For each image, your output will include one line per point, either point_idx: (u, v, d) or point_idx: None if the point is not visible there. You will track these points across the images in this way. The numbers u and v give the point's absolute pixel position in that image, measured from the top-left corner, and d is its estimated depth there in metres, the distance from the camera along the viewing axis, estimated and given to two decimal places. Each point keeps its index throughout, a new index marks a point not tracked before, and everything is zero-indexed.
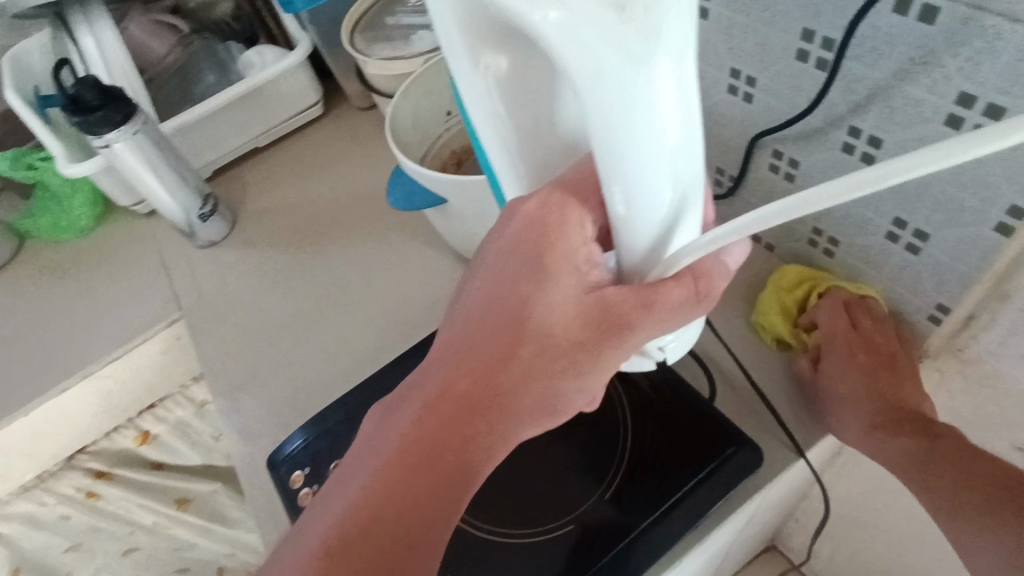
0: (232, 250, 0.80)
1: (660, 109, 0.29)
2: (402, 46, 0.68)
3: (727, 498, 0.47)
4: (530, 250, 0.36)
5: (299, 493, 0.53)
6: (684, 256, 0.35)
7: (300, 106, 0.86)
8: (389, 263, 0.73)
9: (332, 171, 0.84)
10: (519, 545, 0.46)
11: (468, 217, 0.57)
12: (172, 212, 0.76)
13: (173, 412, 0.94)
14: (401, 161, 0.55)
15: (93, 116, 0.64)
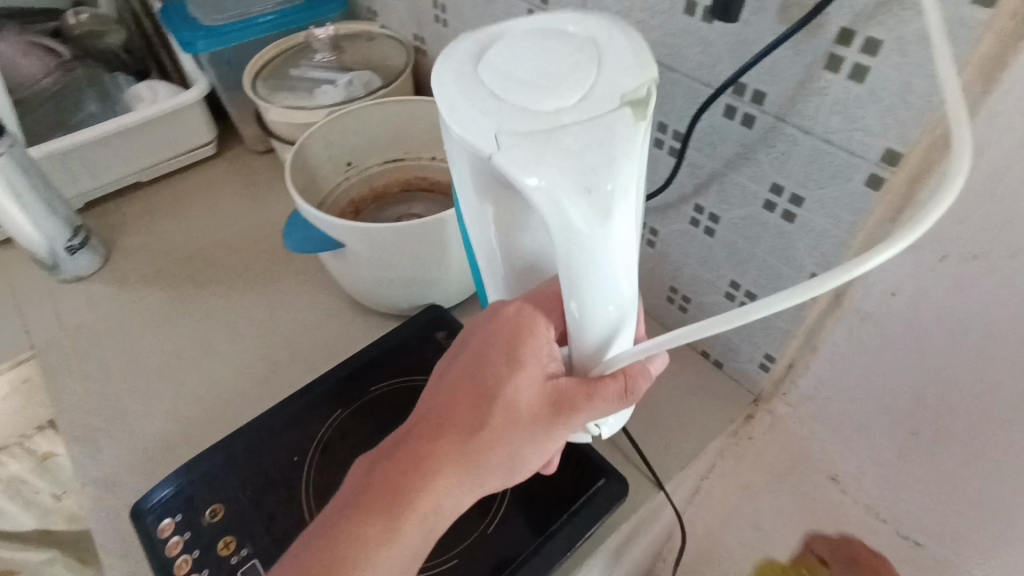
0: (103, 286, 0.75)
1: (614, 255, 0.33)
2: (306, 98, 0.70)
3: (596, 530, 0.51)
4: (495, 345, 0.38)
5: (167, 543, 0.50)
6: (617, 359, 0.37)
7: (192, 144, 0.84)
8: (277, 306, 0.72)
9: (222, 210, 0.83)
10: None
11: (362, 265, 0.60)
12: (33, 241, 0.70)
13: (9, 466, 0.84)
14: (301, 204, 0.56)
15: None
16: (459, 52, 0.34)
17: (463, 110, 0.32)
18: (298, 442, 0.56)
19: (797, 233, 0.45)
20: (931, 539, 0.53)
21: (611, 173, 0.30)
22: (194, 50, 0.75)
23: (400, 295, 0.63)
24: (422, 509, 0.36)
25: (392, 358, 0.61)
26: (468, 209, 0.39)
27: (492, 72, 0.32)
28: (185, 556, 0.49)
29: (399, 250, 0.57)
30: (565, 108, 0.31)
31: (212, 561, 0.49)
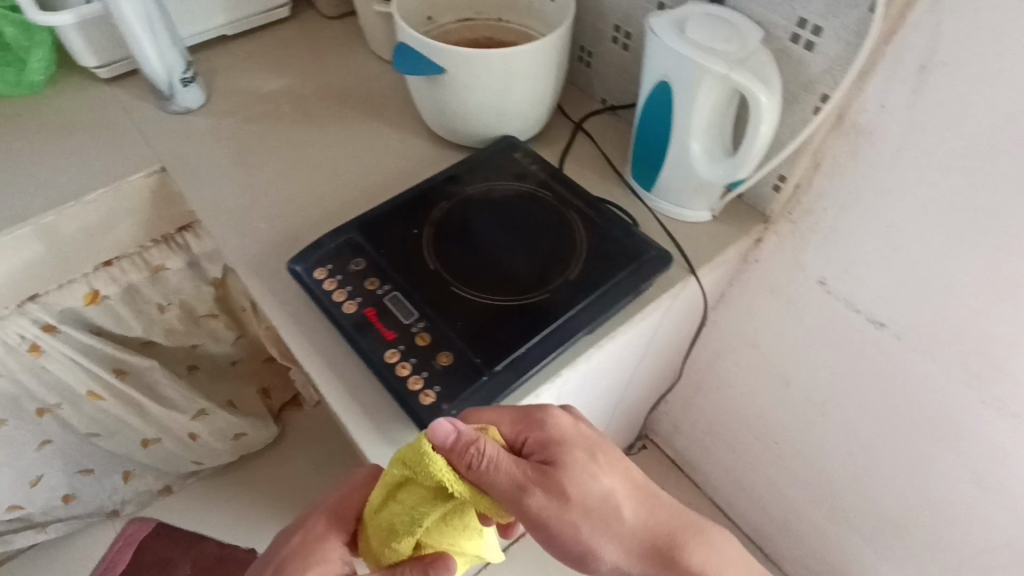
0: (206, 121, 0.85)
1: (776, 115, 0.60)
2: None
3: (644, 287, 0.63)
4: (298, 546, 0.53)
5: (323, 283, 0.62)
6: (758, 162, 0.65)
7: (268, 5, 0.95)
8: (365, 140, 0.84)
9: (304, 65, 0.94)
10: (501, 307, 0.59)
11: (457, 91, 0.73)
12: (159, 74, 0.81)
13: (128, 274, 0.89)
14: (413, 34, 0.70)
15: None
16: (668, 25, 0.63)
17: (689, 50, 0.60)
18: (418, 218, 0.67)
19: (814, 59, 0.59)
20: (892, 314, 0.71)
21: (766, 71, 0.60)
22: None
23: (477, 126, 0.76)
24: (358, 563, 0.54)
25: (482, 165, 0.73)
26: (676, 120, 0.66)
27: (689, 30, 0.61)
28: (340, 290, 0.62)
29: (491, 81, 0.71)
30: (733, 43, 0.60)
31: (362, 294, 0.61)
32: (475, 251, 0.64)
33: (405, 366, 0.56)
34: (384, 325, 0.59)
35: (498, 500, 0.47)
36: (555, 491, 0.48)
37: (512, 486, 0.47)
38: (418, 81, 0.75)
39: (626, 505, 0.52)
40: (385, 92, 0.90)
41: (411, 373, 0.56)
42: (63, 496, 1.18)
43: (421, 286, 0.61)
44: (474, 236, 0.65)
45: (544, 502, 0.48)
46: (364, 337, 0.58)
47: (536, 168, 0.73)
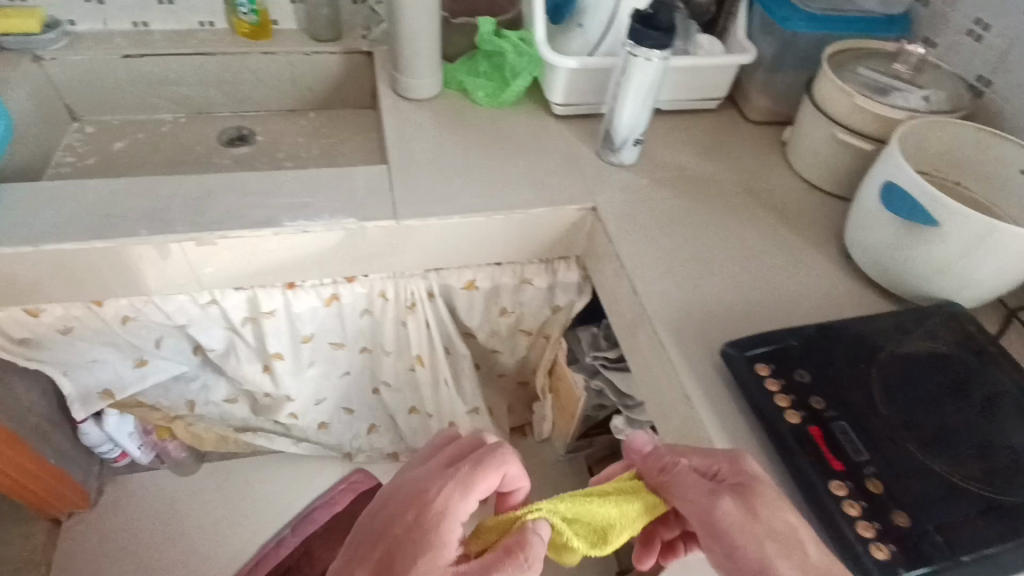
0: (638, 181, 0.94)
1: None
2: (882, 96, 0.84)
3: None
4: (411, 494, 0.52)
5: (765, 380, 0.63)
6: None
7: (705, 96, 1.05)
8: (779, 249, 0.87)
9: (723, 160, 1.01)
10: (959, 489, 0.56)
11: (934, 247, 0.70)
12: (620, 129, 0.89)
13: (507, 278, 0.98)
14: (917, 179, 0.69)
15: (655, 32, 0.77)
16: None
17: None
18: (865, 354, 0.66)
19: None
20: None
21: None
22: (793, 28, 0.91)
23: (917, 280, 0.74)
24: (421, 524, 0.49)
25: (932, 320, 0.70)
26: None
27: None
28: (783, 394, 0.62)
29: (977, 250, 0.67)
30: None
31: (808, 410, 0.61)
32: (931, 419, 0.61)
33: (853, 506, 0.54)
34: (829, 453, 0.58)
35: (688, 506, 0.53)
36: (746, 505, 0.52)
37: (701, 489, 0.53)
38: (885, 219, 0.75)
39: (814, 549, 0.51)
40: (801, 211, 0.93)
41: (859, 517, 0.54)
42: (318, 423, 1.29)
43: (873, 430, 0.59)
44: (927, 401, 0.63)
45: (737, 511, 0.51)
46: (810, 456, 0.58)
47: (995, 345, 0.68)
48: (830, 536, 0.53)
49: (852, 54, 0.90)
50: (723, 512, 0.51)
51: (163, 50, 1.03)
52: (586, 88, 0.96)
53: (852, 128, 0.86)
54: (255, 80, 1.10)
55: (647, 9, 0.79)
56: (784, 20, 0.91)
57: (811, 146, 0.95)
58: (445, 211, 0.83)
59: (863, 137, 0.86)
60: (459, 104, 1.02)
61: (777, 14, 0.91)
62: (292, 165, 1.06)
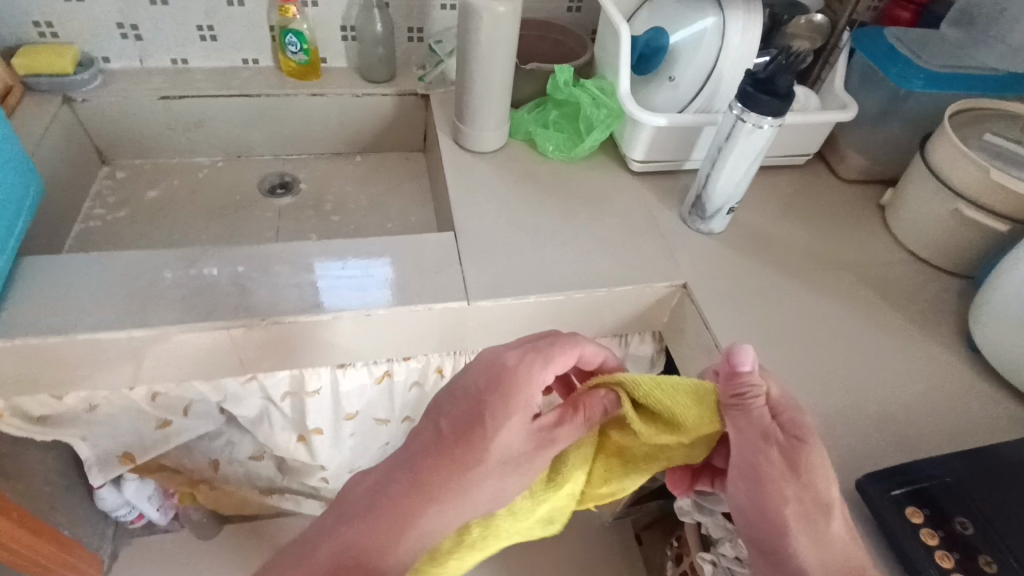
0: (728, 248, 0.84)
1: None
2: (1016, 169, 0.76)
3: None
4: (495, 374, 0.52)
5: (920, 531, 0.53)
6: None
7: (794, 153, 0.94)
8: (891, 337, 0.77)
9: (818, 222, 0.91)
10: None
11: None
12: (713, 196, 0.80)
13: None
14: None
15: (773, 99, 0.69)
16: None
17: None
18: None
19: None
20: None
21: None
22: (910, 87, 0.84)
23: None
24: (504, 403, 0.51)
25: None
26: None
27: None
28: (944, 551, 0.52)
29: None
30: None
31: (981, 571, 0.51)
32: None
33: None
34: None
35: (738, 446, 0.52)
36: (790, 461, 0.50)
37: (759, 434, 0.50)
38: None
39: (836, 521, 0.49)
40: (911, 289, 0.83)
41: None
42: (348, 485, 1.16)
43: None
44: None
45: (785, 459, 0.50)
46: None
47: None
48: None
49: (977, 118, 0.83)
50: (767, 462, 0.50)
51: (207, 90, 0.95)
52: (670, 145, 0.87)
53: (981, 203, 0.77)
54: (302, 122, 1.01)
55: (761, 71, 0.71)
56: (899, 77, 0.84)
57: (915, 215, 0.86)
58: (521, 288, 0.74)
59: (990, 213, 0.77)
60: (527, 156, 0.93)
61: (890, 69, 0.84)
62: (339, 219, 0.95)
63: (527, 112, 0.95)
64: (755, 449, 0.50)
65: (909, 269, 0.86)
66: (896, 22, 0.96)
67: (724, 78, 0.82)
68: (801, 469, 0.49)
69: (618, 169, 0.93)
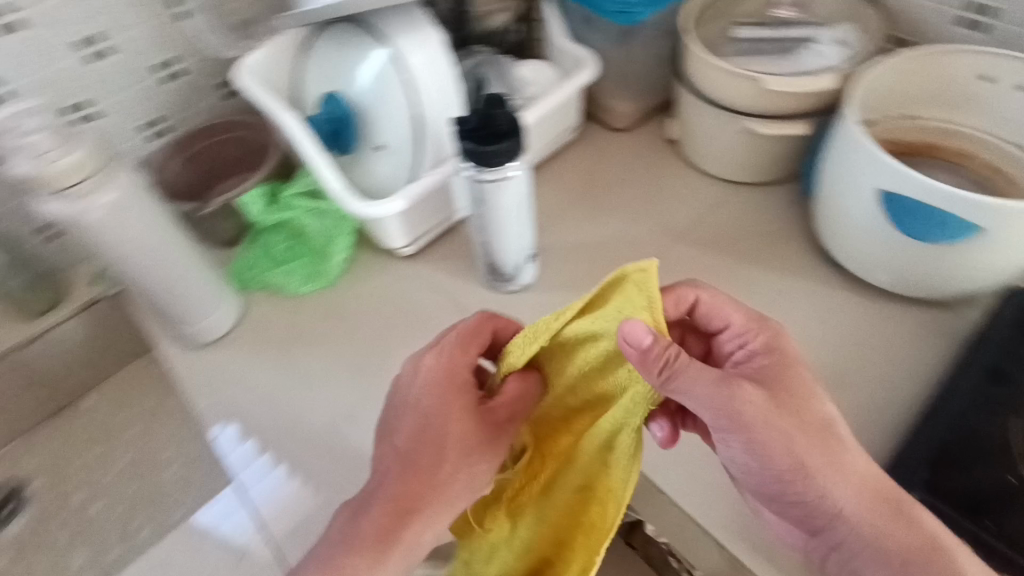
0: (550, 293, 0.69)
1: None
2: (786, 60, 0.65)
3: None
4: (448, 379, 0.52)
5: None
6: None
7: (561, 131, 0.79)
8: (755, 301, 0.67)
9: (625, 198, 0.78)
10: None
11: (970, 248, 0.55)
12: (504, 258, 0.64)
13: None
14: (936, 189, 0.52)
15: (501, 144, 0.53)
16: None
17: None
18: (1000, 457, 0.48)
19: None
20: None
21: None
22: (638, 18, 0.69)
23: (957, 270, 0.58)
24: (457, 395, 0.52)
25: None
26: None
27: None
28: None
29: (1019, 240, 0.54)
30: None
31: None
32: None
33: None
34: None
35: (698, 407, 0.45)
36: (770, 396, 0.46)
37: (716, 388, 0.45)
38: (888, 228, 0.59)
39: (848, 447, 0.46)
40: (748, 225, 0.73)
41: None
42: None
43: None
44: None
45: (767, 400, 0.46)
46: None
47: None
48: None
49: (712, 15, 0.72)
50: (756, 412, 0.45)
51: None
52: (425, 214, 0.69)
53: (770, 113, 0.66)
54: None
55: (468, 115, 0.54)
56: (618, 12, 0.69)
57: (712, 146, 0.74)
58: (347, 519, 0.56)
59: (783, 119, 0.66)
60: (278, 312, 0.72)
61: (605, 7, 0.69)
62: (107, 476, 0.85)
63: (247, 256, 0.73)
64: (720, 392, 0.45)
65: (736, 202, 0.75)
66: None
67: (436, 114, 0.64)
68: (777, 409, 0.46)
69: (389, 262, 0.74)
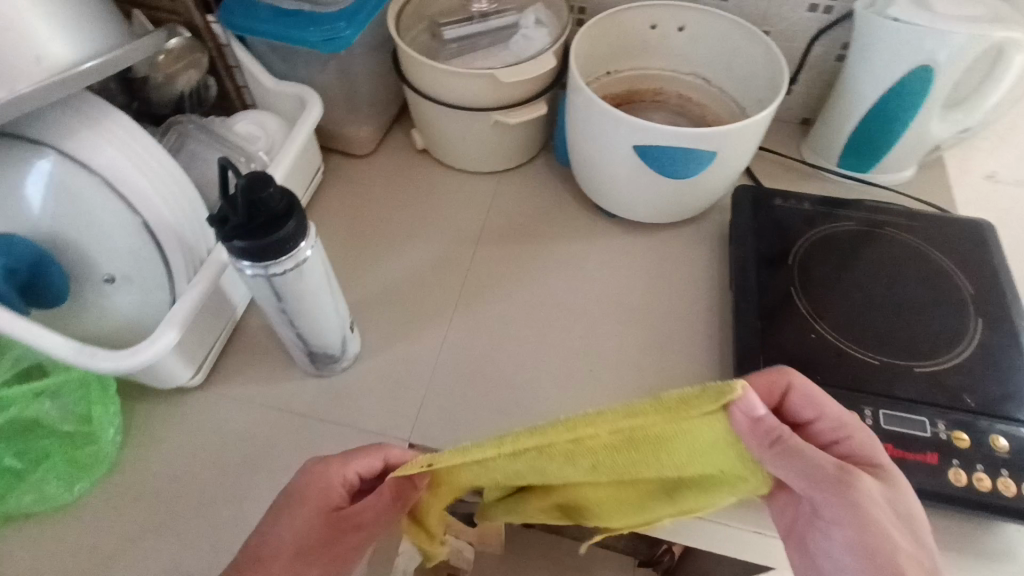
0: (380, 352, 0.64)
1: (1009, 66, 0.64)
2: (504, 50, 0.67)
3: (998, 252, 0.66)
4: (316, 492, 0.47)
5: None
6: (979, 106, 0.69)
7: (309, 177, 0.72)
8: (564, 273, 0.71)
9: (404, 225, 0.74)
10: (969, 355, 0.57)
11: (713, 172, 0.65)
12: (327, 339, 0.56)
13: None
14: (677, 134, 0.60)
15: (286, 227, 0.44)
16: (895, 24, 0.63)
17: (937, 36, 0.61)
18: (798, 319, 0.60)
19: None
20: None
21: (1008, 20, 0.62)
22: (348, 40, 0.62)
23: (706, 191, 0.68)
24: (325, 510, 0.47)
25: (772, 231, 0.68)
26: (925, 97, 0.66)
27: (919, 14, 0.61)
28: None
29: (743, 151, 0.64)
30: (972, 12, 0.61)
31: None
32: (884, 327, 0.59)
33: (980, 479, 0.50)
34: (915, 448, 0.52)
35: (795, 481, 0.36)
36: (885, 486, 0.38)
37: (827, 471, 0.37)
38: (649, 175, 0.67)
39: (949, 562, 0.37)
40: (525, 207, 0.76)
41: (992, 480, 0.50)
42: None
43: (894, 389, 0.55)
44: (861, 314, 0.61)
45: (889, 501, 0.38)
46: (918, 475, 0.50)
47: (811, 206, 0.70)
48: (1012, 516, 0.49)
49: (413, 21, 0.71)
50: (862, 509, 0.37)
51: None
52: (202, 328, 0.57)
53: (512, 102, 0.68)
54: None
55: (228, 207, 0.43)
56: (325, 40, 0.61)
57: (465, 145, 0.74)
58: None
59: (523, 104, 0.68)
60: (44, 539, 0.52)
61: (308, 38, 0.61)
62: None
63: None
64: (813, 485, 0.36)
65: (505, 188, 0.78)
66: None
67: (169, 213, 0.51)
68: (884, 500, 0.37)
69: (179, 402, 0.60)
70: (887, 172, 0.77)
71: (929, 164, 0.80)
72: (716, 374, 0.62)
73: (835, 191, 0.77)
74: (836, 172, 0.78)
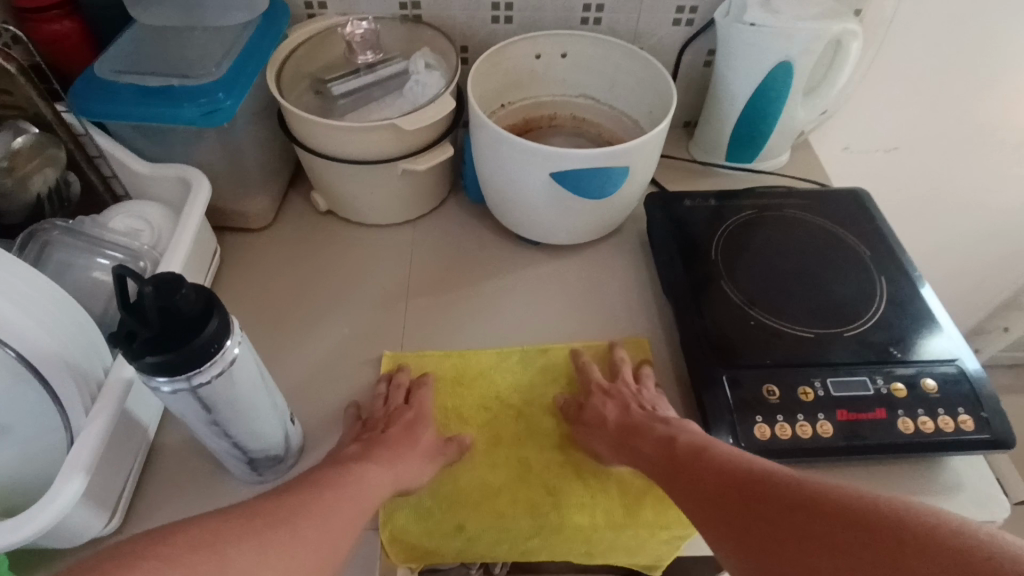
0: (326, 434, 0.58)
1: (847, 53, 0.72)
2: (397, 98, 0.66)
3: (879, 212, 0.73)
4: (381, 401, 0.58)
5: (779, 432, 0.54)
6: (831, 91, 0.77)
7: (207, 260, 0.65)
8: (500, 306, 0.69)
9: (323, 291, 0.69)
10: (885, 312, 0.62)
11: (628, 185, 0.66)
12: (267, 440, 0.50)
13: None
14: (589, 155, 0.61)
15: (207, 331, 0.38)
16: (751, 29, 0.69)
17: (788, 34, 0.68)
18: (735, 308, 0.63)
19: None
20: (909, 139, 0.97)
21: (841, 14, 0.70)
22: (229, 111, 0.57)
23: (622, 205, 0.70)
24: (395, 404, 0.58)
25: (690, 231, 0.71)
26: (787, 89, 0.73)
27: (770, 18, 0.68)
28: (799, 423, 0.54)
29: (652, 161, 0.66)
30: (811, 11, 0.69)
31: (813, 408, 0.55)
32: (807, 300, 0.64)
33: (924, 421, 0.54)
34: (867, 410, 0.55)
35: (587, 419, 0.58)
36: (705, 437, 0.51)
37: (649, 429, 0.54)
38: (568, 199, 0.66)
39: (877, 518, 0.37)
40: (444, 250, 0.74)
41: (934, 421, 0.54)
42: None
43: (831, 356, 0.58)
44: (789, 293, 0.64)
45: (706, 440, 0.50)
46: (874, 432, 0.53)
47: (716, 202, 0.74)
48: (961, 450, 0.53)
49: (294, 82, 0.67)
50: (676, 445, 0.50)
51: None
52: (109, 466, 0.48)
53: (415, 146, 0.66)
54: None
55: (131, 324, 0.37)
56: (205, 114, 0.56)
57: (372, 199, 0.71)
58: None
59: (428, 148, 0.67)
60: None
61: (185, 113, 0.56)
62: None
63: None
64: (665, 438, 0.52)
65: (421, 236, 0.75)
66: (59, 39, 0.59)
67: (51, 344, 0.44)
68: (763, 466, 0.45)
69: (101, 552, 0.50)
70: (767, 159, 0.84)
71: (798, 146, 0.88)
72: (672, 377, 0.63)
73: (729, 183, 0.83)
74: (724, 166, 0.84)
